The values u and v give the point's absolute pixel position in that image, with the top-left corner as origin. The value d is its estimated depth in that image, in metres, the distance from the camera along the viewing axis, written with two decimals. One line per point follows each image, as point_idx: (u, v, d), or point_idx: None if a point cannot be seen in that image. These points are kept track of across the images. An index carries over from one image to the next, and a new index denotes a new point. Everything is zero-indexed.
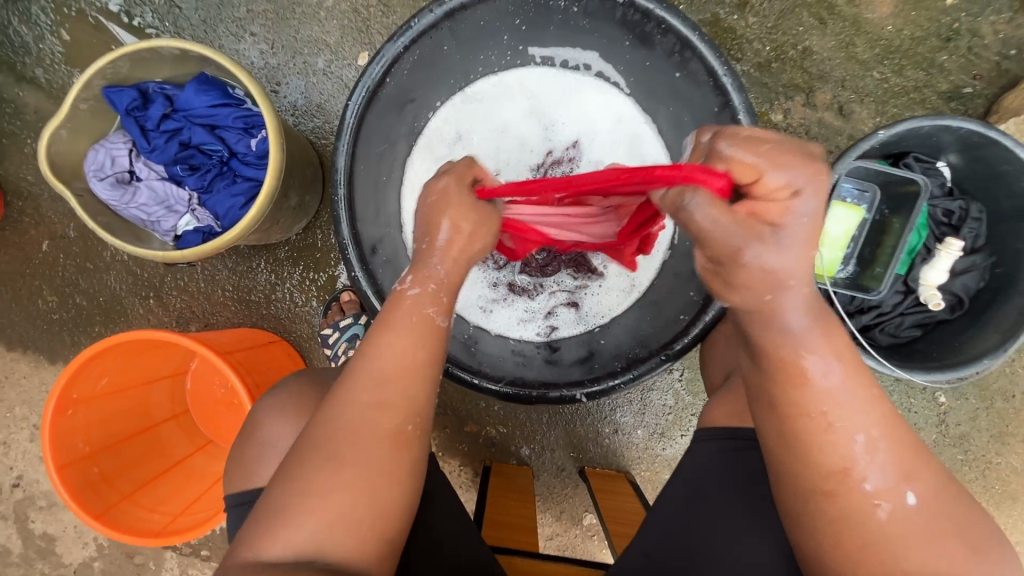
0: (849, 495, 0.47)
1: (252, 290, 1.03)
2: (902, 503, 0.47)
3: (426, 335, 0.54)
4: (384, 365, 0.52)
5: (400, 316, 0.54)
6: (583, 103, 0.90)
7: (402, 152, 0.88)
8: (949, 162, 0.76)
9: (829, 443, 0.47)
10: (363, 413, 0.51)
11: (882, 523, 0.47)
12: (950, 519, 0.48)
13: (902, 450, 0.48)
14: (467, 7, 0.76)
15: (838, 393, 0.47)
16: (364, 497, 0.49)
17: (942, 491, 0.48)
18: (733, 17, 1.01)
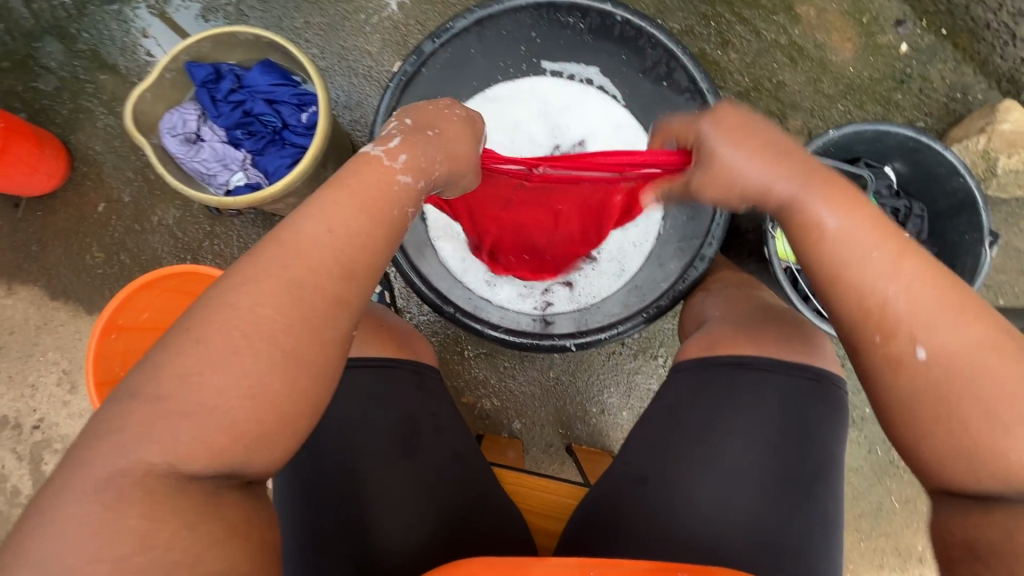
0: (869, 340, 0.52)
1: None
2: (923, 350, 0.50)
3: (381, 218, 0.54)
4: (330, 226, 0.50)
5: (348, 179, 0.54)
6: (587, 111, 1.02)
7: None
8: (894, 167, 0.90)
9: (847, 283, 0.53)
10: (305, 289, 0.48)
11: (903, 369, 0.50)
12: (984, 368, 0.48)
13: (931, 303, 0.50)
14: (493, 17, 0.93)
15: (850, 239, 0.54)
16: (299, 373, 0.47)
17: (982, 347, 0.48)
18: (717, 52, 1.18)
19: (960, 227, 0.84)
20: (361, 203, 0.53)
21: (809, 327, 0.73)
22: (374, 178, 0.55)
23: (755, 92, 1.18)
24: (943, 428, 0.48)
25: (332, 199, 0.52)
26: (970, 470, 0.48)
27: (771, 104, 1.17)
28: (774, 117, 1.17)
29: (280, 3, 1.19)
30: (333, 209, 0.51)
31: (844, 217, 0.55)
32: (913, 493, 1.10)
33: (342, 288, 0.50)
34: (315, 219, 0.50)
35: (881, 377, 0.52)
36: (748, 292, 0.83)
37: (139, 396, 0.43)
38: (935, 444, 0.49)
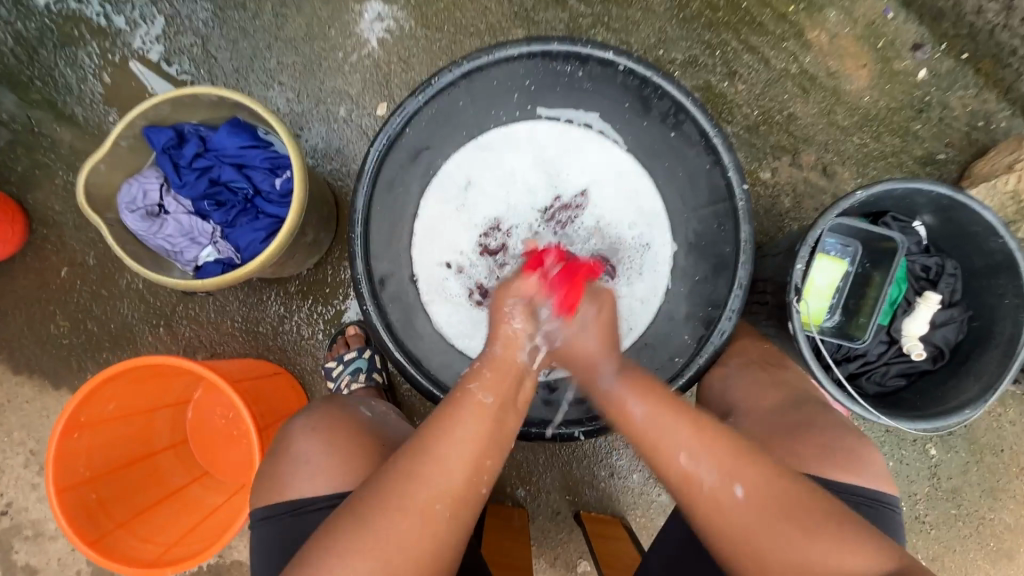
0: (704, 496, 0.59)
1: (260, 321, 1.05)
2: (733, 499, 0.58)
3: (485, 417, 0.62)
4: (458, 443, 0.59)
5: (478, 394, 0.63)
6: (586, 157, 0.99)
7: (416, 192, 0.96)
8: (924, 222, 0.82)
9: (659, 456, 0.62)
10: (415, 486, 0.57)
11: (748, 524, 0.57)
12: (787, 505, 0.57)
13: (724, 450, 0.60)
14: (482, 69, 0.84)
15: (629, 414, 0.65)
16: (410, 553, 0.55)
17: (771, 483, 0.58)
18: (723, 84, 1.10)
19: (998, 289, 0.77)
20: (500, 414, 0.63)
21: (851, 431, 0.70)
22: (499, 381, 0.65)
23: (765, 126, 1.10)
24: (775, 555, 0.56)
25: (457, 419, 0.61)
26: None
27: (782, 139, 1.10)
28: (786, 153, 1.09)
29: (250, 42, 1.10)
30: (460, 427, 0.60)
31: (643, 403, 0.65)
32: (939, 548, 1.05)
33: (462, 489, 0.58)
34: (444, 440, 0.60)
35: (727, 533, 0.58)
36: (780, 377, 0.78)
37: (304, 558, 0.56)
38: (783, 567, 0.56)
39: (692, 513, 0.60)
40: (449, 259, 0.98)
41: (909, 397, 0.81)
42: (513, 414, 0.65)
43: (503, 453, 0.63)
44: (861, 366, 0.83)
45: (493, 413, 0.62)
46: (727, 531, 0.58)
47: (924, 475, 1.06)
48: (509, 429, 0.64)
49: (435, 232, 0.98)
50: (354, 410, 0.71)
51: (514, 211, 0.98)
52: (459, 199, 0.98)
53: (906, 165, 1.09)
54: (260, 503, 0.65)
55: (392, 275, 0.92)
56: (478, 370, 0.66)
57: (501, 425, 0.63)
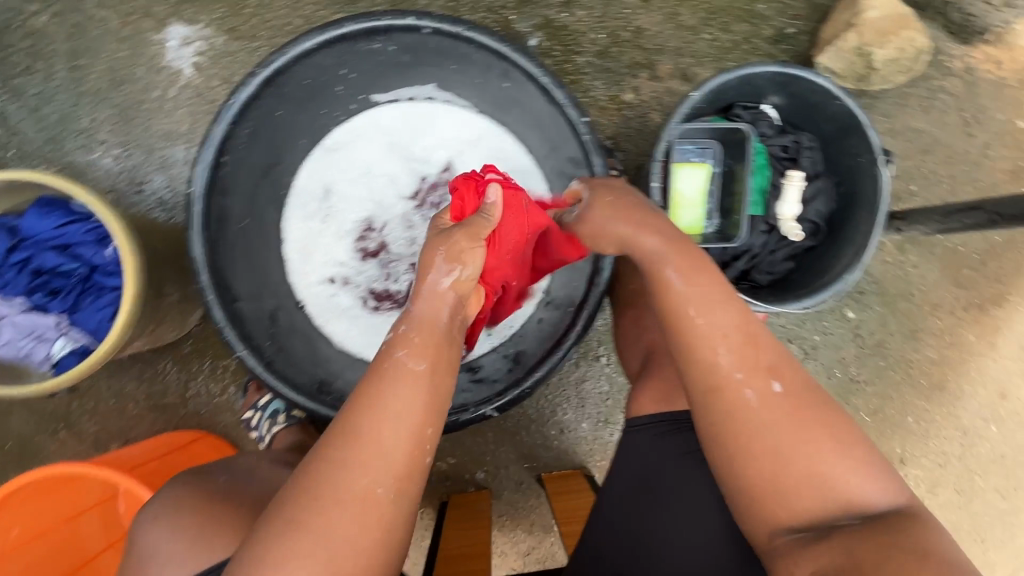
0: (747, 398, 0.57)
1: (166, 393, 1.00)
2: (773, 400, 0.56)
3: (409, 378, 0.58)
4: (391, 421, 0.55)
5: (404, 366, 0.58)
6: (441, 130, 0.94)
7: (274, 217, 0.91)
8: (772, 103, 0.82)
9: (702, 353, 0.59)
10: (349, 468, 0.53)
11: (783, 437, 0.55)
12: (816, 409, 0.57)
13: (763, 353, 0.58)
14: (284, 71, 0.76)
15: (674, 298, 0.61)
16: (362, 535, 0.53)
17: (804, 386, 0.58)
18: (563, 15, 1.06)
19: (852, 151, 0.77)
20: (431, 380, 0.59)
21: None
22: (424, 346, 0.60)
23: (615, 48, 1.06)
24: (800, 466, 0.55)
25: (383, 388, 0.57)
26: (816, 496, 0.54)
27: (635, 55, 1.07)
28: (643, 68, 1.07)
29: (53, 106, 1.00)
30: (388, 403, 0.56)
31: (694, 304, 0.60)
32: (879, 401, 1.10)
33: (406, 465, 0.55)
34: (373, 410, 0.56)
35: (765, 435, 0.56)
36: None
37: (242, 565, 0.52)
38: (800, 477, 0.55)
39: (724, 409, 0.57)
40: (332, 274, 0.93)
41: (798, 277, 0.82)
42: (446, 380, 0.61)
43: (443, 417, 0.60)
44: (748, 261, 0.83)
45: (426, 380, 0.58)
46: (758, 427, 0.56)
47: (848, 339, 1.09)
48: (447, 392, 0.61)
49: (310, 251, 0.92)
50: (210, 479, 0.69)
51: (382, 204, 0.94)
52: (320, 211, 0.92)
53: (760, 49, 1.08)
54: None
55: (280, 309, 0.90)
56: (399, 334, 0.60)
57: (434, 386, 0.59)
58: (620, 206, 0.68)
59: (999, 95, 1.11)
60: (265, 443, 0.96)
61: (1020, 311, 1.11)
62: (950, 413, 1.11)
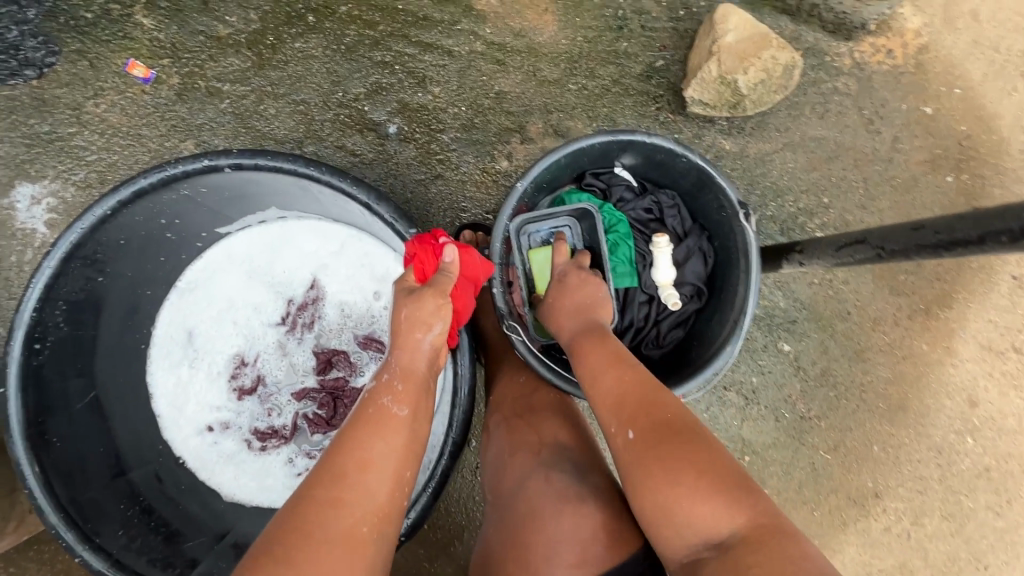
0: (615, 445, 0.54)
1: (67, 571, 0.93)
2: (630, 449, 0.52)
3: (387, 426, 0.56)
4: (372, 469, 0.53)
5: (384, 411, 0.57)
6: (299, 246, 0.89)
7: (136, 372, 0.85)
8: (624, 164, 0.76)
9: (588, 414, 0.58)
10: (329, 509, 0.50)
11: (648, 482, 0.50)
12: (673, 439, 0.50)
13: (618, 404, 0.55)
14: (86, 241, 0.70)
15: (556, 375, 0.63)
16: None
17: (664, 428, 0.51)
18: (418, 95, 1.01)
19: (713, 204, 0.70)
20: (412, 425, 0.57)
21: (576, 499, 0.57)
22: (407, 391, 0.59)
23: (479, 117, 1.01)
24: (658, 503, 0.49)
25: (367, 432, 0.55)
26: (681, 537, 0.48)
27: (502, 121, 1.01)
28: (512, 132, 1.01)
29: None
30: (370, 449, 0.54)
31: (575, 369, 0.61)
32: (838, 435, 1.00)
33: (386, 505, 0.53)
34: (360, 446, 0.54)
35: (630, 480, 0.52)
36: (531, 435, 0.64)
37: None
38: (656, 516, 0.50)
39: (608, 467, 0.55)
40: (210, 421, 0.87)
41: (691, 347, 0.74)
42: (427, 426, 0.60)
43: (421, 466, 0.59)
44: (633, 338, 0.75)
45: (406, 426, 0.57)
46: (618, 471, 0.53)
47: (790, 375, 1.00)
48: (425, 440, 0.59)
49: (181, 402, 0.86)
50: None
51: (251, 336, 0.88)
52: (186, 357, 0.87)
53: (633, 88, 1.02)
54: None
55: (160, 469, 0.83)
56: (381, 385, 0.59)
57: (415, 435, 0.58)
58: (568, 291, 0.67)
59: (898, 83, 1.03)
60: None
61: (974, 307, 1.01)
62: (919, 433, 1.00)
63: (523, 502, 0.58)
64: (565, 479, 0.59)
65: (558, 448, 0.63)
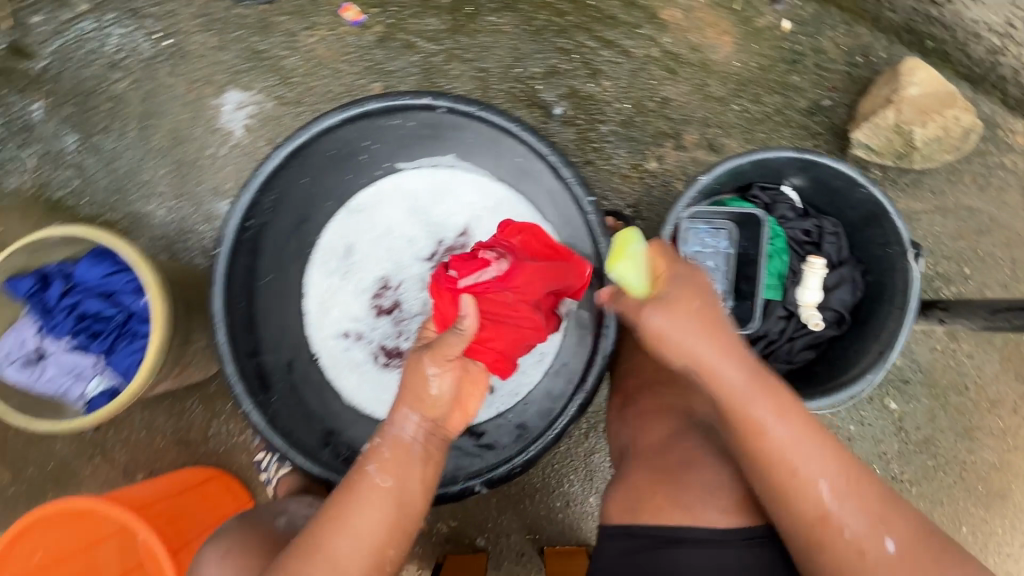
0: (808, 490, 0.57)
1: (189, 429, 1.06)
2: (830, 498, 0.57)
3: (377, 499, 0.65)
4: (351, 537, 0.63)
5: (371, 480, 0.66)
6: (460, 195, 0.97)
7: (298, 271, 0.95)
8: (793, 184, 0.79)
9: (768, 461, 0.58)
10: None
11: (848, 517, 0.56)
12: (919, 552, 0.56)
13: (813, 457, 0.57)
14: (310, 144, 0.80)
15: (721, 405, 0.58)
16: None
17: (914, 538, 0.57)
18: (589, 85, 1.08)
19: (879, 239, 0.73)
20: (397, 495, 0.66)
21: (728, 465, 0.65)
22: (396, 463, 0.67)
23: (640, 117, 1.07)
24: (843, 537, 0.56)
25: (351, 507, 0.65)
26: None
27: (661, 125, 1.07)
28: (667, 138, 1.06)
29: (123, 160, 1.11)
30: (354, 521, 0.64)
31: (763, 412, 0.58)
32: (926, 506, 0.99)
33: (367, 570, 0.63)
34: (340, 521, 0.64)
35: (812, 515, 0.57)
36: (678, 401, 0.73)
37: None
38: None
39: (788, 501, 0.57)
40: (346, 329, 0.96)
41: (820, 369, 0.76)
42: (417, 494, 0.68)
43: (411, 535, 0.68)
44: (764, 347, 0.78)
45: (388, 498, 0.66)
46: (845, 548, 0.56)
47: (889, 433, 1.00)
48: (414, 510, 0.67)
49: (327, 305, 0.96)
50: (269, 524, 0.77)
51: (399, 264, 0.97)
52: (341, 267, 0.97)
53: (794, 120, 1.05)
54: None
55: (296, 359, 0.93)
56: (377, 447, 0.68)
57: (400, 505, 0.66)
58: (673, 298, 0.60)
59: None
60: (272, 487, 0.99)
61: None
62: (1014, 527, 0.97)
63: (678, 453, 0.67)
64: (719, 442, 0.68)
65: (708, 420, 0.69)
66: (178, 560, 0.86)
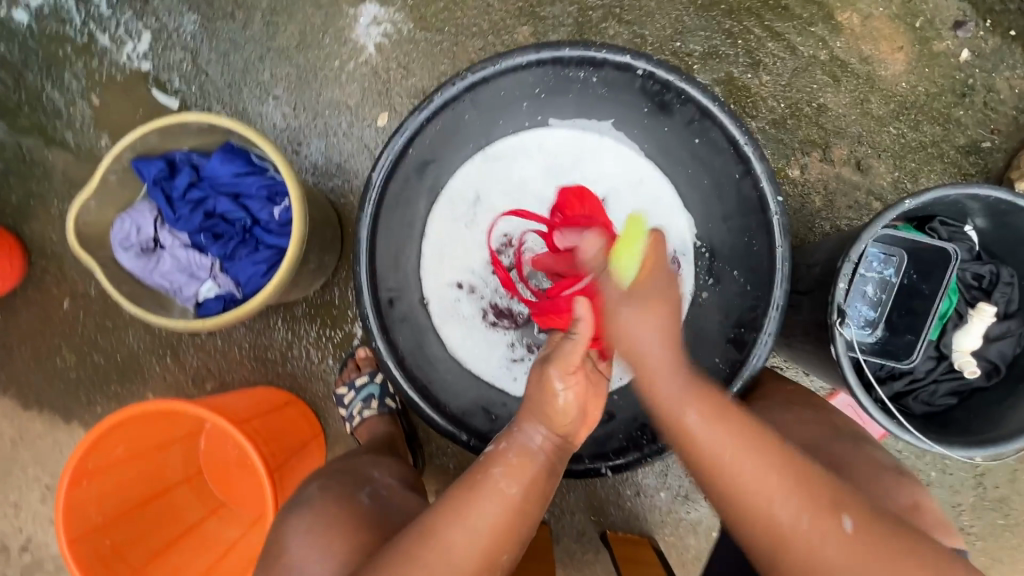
0: (761, 511, 0.54)
1: (268, 348, 1.02)
2: (837, 534, 0.52)
3: (503, 499, 0.57)
4: (468, 529, 0.55)
5: (495, 483, 0.58)
6: (604, 164, 0.92)
7: (423, 209, 0.90)
8: (976, 226, 0.75)
9: (747, 489, 0.55)
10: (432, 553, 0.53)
11: (828, 557, 0.52)
12: None
13: (820, 490, 0.54)
14: (488, 80, 0.78)
15: (683, 409, 0.59)
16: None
17: None
18: (747, 76, 1.02)
19: None
20: (523, 504, 0.58)
21: (889, 472, 0.65)
22: (522, 470, 0.59)
23: (793, 120, 1.02)
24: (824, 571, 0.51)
25: (472, 503, 0.56)
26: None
27: (811, 132, 1.02)
28: (816, 147, 1.02)
29: (241, 54, 1.04)
30: (475, 517, 0.56)
31: (706, 417, 0.58)
32: (987, 561, 1.00)
33: (475, 569, 0.54)
34: (457, 518, 0.55)
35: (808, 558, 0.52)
36: (820, 415, 0.72)
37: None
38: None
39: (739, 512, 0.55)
40: (461, 279, 0.93)
41: (961, 417, 0.75)
42: (536, 507, 0.60)
43: (521, 543, 0.59)
44: (907, 384, 0.77)
45: (512, 502, 0.58)
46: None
47: (969, 486, 1.00)
48: (532, 519, 0.59)
49: (445, 251, 0.92)
50: (354, 496, 0.68)
51: (528, 224, 0.93)
52: (466, 215, 0.92)
53: (949, 155, 1.01)
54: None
55: (401, 297, 0.87)
56: (504, 450, 0.61)
57: (520, 516, 0.58)
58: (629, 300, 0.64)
59: None
60: (351, 424, 0.97)
61: None
62: None
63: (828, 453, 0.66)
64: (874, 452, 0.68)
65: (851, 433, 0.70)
66: (273, 485, 0.83)
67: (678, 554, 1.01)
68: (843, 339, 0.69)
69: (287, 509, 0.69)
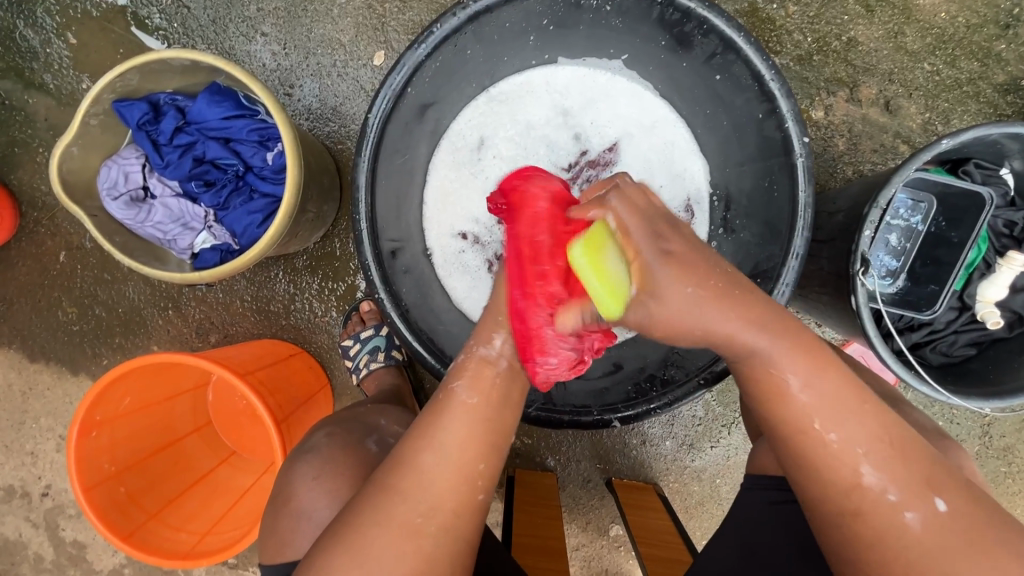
0: (842, 477, 0.50)
1: (271, 300, 1.01)
2: (926, 514, 0.48)
3: (472, 421, 0.55)
4: (439, 450, 0.53)
5: (457, 398, 0.56)
6: (615, 105, 0.87)
7: (425, 154, 0.85)
8: (1013, 168, 0.71)
9: (832, 461, 0.50)
10: (398, 497, 0.52)
11: (904, 533, 0.48)
12: None
13: (916, 461, 0.49)
14: (491, 10, 0.71)
15: (770, 356, 0.51)
16: (443, 531, 0.52)
17: None
18: (772, 6, 0.94)
19: None
20: (486, 414, 0.56)
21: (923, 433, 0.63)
22: (482, 381, 0.57)
23: (819, 56, 0.95)
24: (900, 544, 0.48)
25: (438, 424, 0.55)
26: None
27: (839, 70, 0.95)
28: (842, 86, 0.95)
29: None
30: (444, 438, 0.54)
31: (810, 384, 0.51)
32: None
33: (451, 502, 0.53)
34: (426, 447, 0.54)
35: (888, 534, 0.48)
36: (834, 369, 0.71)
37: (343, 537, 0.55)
38: None
39: (819, 472, 0.51)
40: (464, 229, 0.89)
41: (979, 368, 0.73)
42: (507, 416, 0.57)
43: (500, 460, 0.57)
44: (926, 335, 0.75)
45: (473, 416, 0.55)
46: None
47: (975, 435, 1.00)
48: (504, 430, 0.57)
49: (449, 200, 0.88)
50: (361, 443, 0.69)
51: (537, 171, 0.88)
52: (469, 161, 0.88)
53: (986, 94, 0.94)
54: (294, 548, 0.62)
55: (404, 247, 0.82)
56: (463, 365, 0.58)
57: (492, 428, 0.56)
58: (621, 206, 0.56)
59: None
60: (357, 375, 0.97)
61: None
62: None
63: None
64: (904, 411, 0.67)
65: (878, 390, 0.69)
66: (281, 434, 0.84)
67: (681, 499, 1.02)
68: (862, 284, 0.66)
69: (294, 457, 0.70)
